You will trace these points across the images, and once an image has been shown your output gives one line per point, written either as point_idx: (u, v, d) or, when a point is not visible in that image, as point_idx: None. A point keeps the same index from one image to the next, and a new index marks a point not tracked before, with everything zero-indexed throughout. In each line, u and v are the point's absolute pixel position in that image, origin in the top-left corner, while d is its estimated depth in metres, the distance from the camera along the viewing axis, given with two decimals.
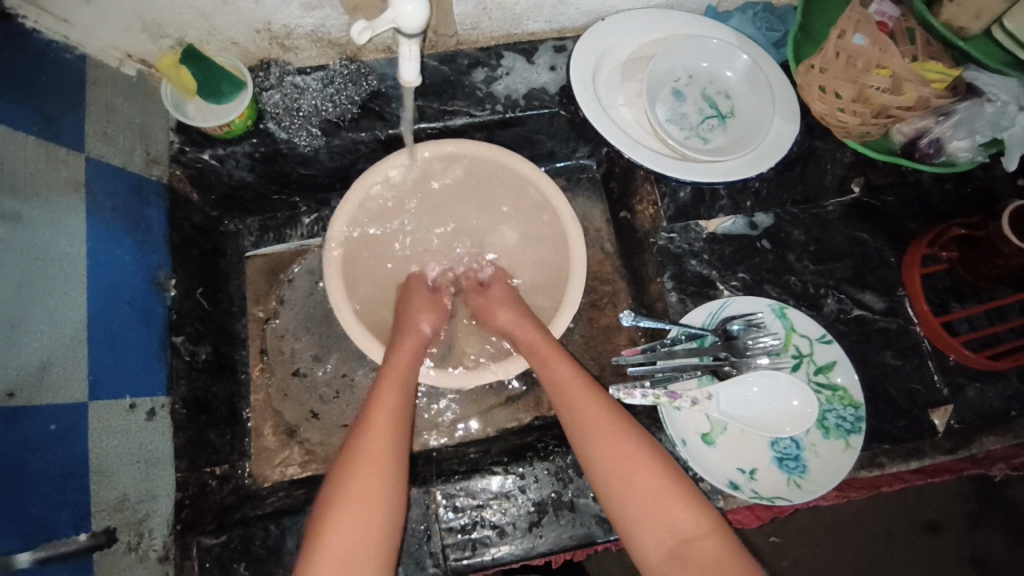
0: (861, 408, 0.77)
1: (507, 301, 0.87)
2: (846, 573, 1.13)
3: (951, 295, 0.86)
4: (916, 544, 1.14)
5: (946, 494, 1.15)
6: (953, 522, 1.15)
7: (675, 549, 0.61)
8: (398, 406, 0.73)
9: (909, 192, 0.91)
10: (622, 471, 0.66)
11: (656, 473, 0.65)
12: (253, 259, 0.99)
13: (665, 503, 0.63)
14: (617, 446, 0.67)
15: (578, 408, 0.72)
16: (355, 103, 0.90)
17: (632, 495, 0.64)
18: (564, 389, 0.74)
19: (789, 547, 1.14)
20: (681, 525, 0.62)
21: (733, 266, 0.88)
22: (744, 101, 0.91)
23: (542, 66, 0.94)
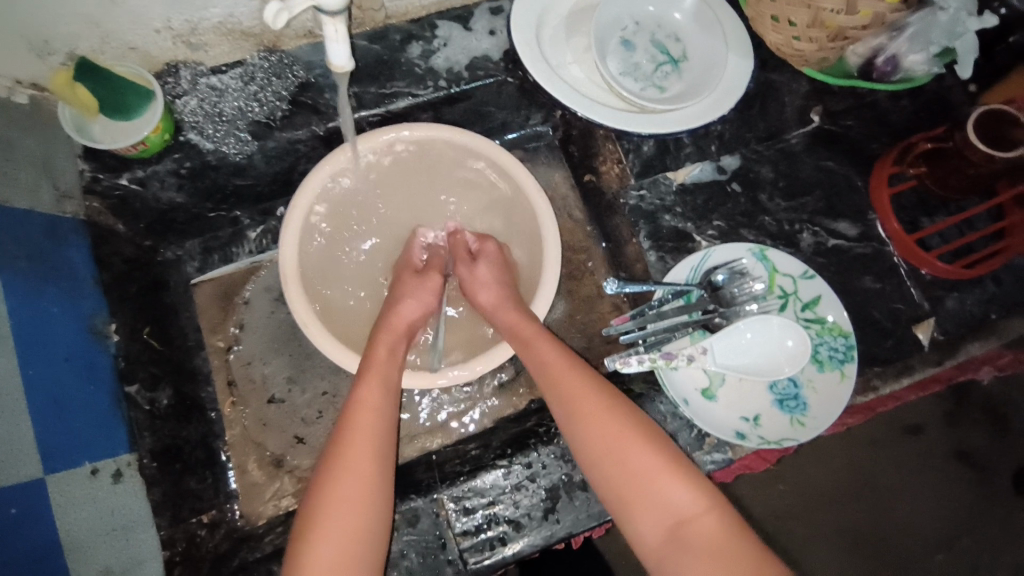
0: (851, 336, 0.76)
1: (486, 286, 0.81)
2: (842, 489, 1.17)
3: (920, 211, 0.87)
4: (906, 450, 1.19)
5: (927, 399, 1.20)
6: (936, 423, 1.20)
7: (673, 531, 0.60)
8: (376, 419, 0.68)
9: (868, 113, 0.90)
10: (615, 449, 0.64)
11: (650, 449, 0.64)
12: (200, 285, 0.90)
13: (661, 479, 0.62)
14: (610, 425, 0.66)
15: (568, 388, 0.69)
16: (284, 99, 0.82)
17: (627, 474, 0.63)
18: (553, 370, 0.71)
19: (790, 476, 1.17)
20: (679, 506, 0.61)
21: (707, 215, 0.86)
22: (695, 42, 0.88)
23: (480, 32, 0.88)
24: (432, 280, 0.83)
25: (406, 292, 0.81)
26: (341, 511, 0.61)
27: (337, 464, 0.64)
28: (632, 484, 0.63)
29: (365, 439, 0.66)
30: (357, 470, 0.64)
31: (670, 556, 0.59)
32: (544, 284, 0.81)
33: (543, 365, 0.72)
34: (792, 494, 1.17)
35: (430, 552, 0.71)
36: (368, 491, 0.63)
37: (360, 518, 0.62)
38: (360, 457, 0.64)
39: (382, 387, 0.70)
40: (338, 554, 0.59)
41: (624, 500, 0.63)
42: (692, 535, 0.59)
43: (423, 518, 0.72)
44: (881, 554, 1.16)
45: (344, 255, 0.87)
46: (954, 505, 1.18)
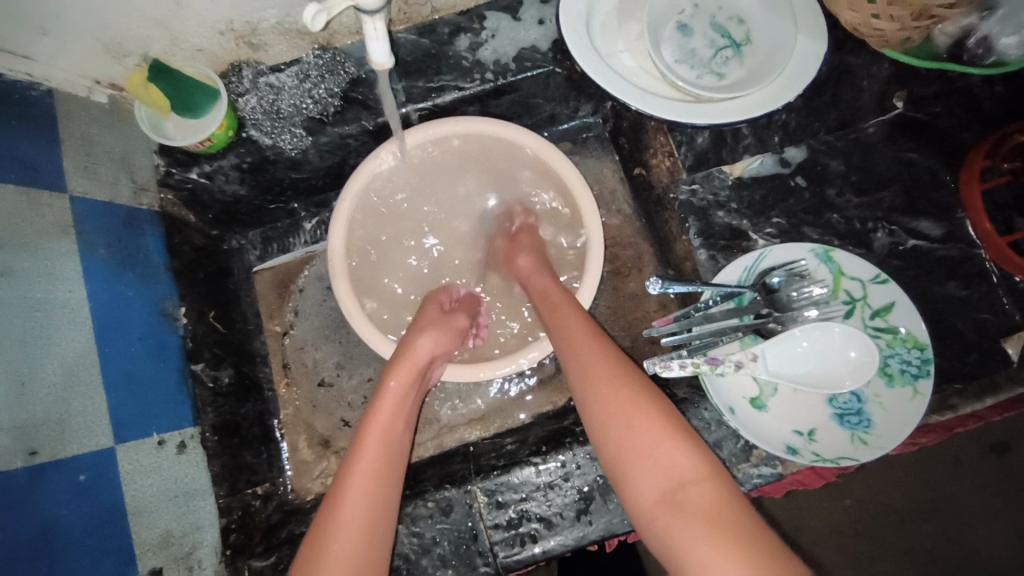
0: (928, 349, 0.69)
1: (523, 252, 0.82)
2: (912, 510, 1.07)
3: (1018, 210, 0.77)
4: (991, 474, 1.06)
5: (1021, 419, 1.07)
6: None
7: (670, 495, 0.54)
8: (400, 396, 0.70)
9: (961, 99, 0.80)
10: (619, 405, 0.60)
11: (654, 411, 0.59)
12: (261, 273, 0.96)
13: (666, 440, 0.56)
14: (616, 383, 0.62)
15: (579, 353, 0.67)
16: (336, 95, 0.84)
17: (629, 434, 0.58)
18: (569, 333, 0.69)
19: (855, 493, 1.08)
20: (678, 471, 0.55)
21: (766, 211, 0.81)
22: (760, 24, 0.82)
23: (529, 22, 0.86)
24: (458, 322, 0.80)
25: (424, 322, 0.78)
26: (360, 478, 0.62)
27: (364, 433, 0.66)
28: (632, 446, 0.58)
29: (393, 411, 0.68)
30: (384, 440, 0.65)
31: (666, 522, 0.53)
32: (585, 282, 0.79)
33: (560, 329, 0.70)
34: (857, 512, 1.08)
35: (462, 543, 0.72)
36: (388, 463, 0.64)
37: (379, 492, 0.62)
38: (385, 435, 0.66)
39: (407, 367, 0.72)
40: (352, 519, 0.59)
41: (623, 458, 0.58)
42: (688, 501, 0.53)
43: (456, 509, 0.73)
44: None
45: (393, 248, 0.89)
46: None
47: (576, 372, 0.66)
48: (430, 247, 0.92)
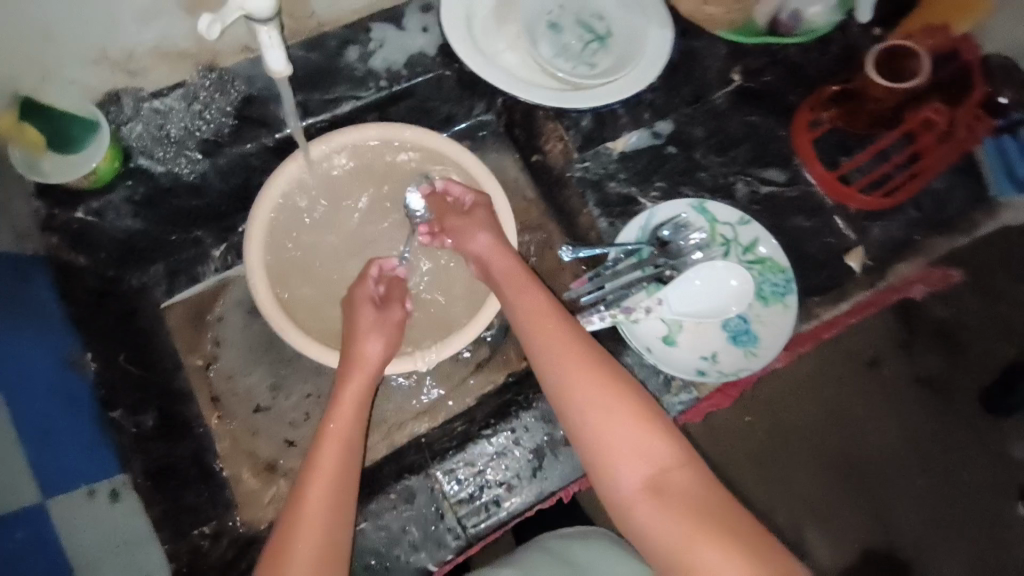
0: (789, 271, 0.83)
1: (478, 228, 0.79)
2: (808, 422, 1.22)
3: (839, 150, 0.94)
4: (872, 382, 1.23)
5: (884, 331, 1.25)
6: (895, 354, 1.25)
7: (653, 480, 0.61)
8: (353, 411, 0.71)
9: (784, 68, 0.97)
10: (598, 402, 0.64)
11: (632, 403, 0.64)
12: (172, 307, 0.89)
13: (642, 430, 0.63)
14: (594, 377, 0.66)
15: (551, 342, 0.69)
16: (230, 115, 0.84)
17: (609, 426, 0.63)
18: (533, 323, 0.72)
19: (767, 424, 1.22)
20: (659, 456, 0.62)
21: (649, 177, 0.92)
22: (617, 19, 0.94)
23: (413, 31, 0.92)
24: (393, 313, 0.77)
25: (371, 329, 0.75)
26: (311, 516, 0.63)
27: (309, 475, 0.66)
28: (615, 435, 0.63)
29: (339, 442, 0.68)
30: (328, 482, 0.65)
31: (649, 505, 0.60)
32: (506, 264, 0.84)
33: (528, 314, 0.72)
34: (778, 438, 1.22)
35: (430, 523, 0.76)
36: (337, 499, 0.65)
37: (330, 526, 0.63)
38: (340, 450, 0.68)
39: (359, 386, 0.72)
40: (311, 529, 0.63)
41: (603, 446, 0.63)
42: (671, 485, 0.60)
43: (420, 494, 0.78)
44: (869, 487, 1.22)
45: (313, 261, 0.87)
46: (926, 428, 1.23)
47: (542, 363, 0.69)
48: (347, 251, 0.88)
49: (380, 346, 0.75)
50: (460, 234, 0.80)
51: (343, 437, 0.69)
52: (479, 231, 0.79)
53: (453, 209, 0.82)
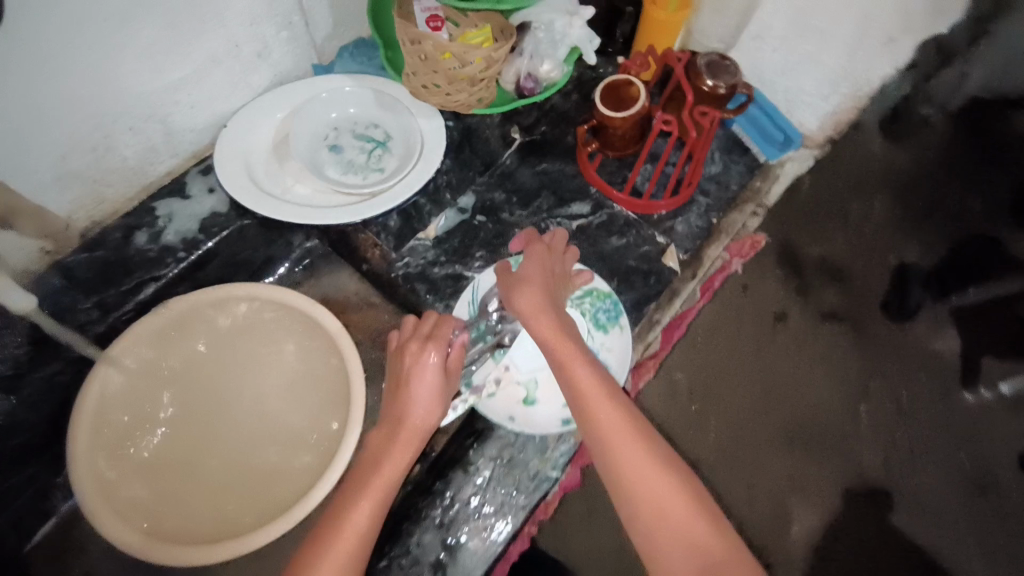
0: (614, 294, 0.88)
1: (521, 287, 0.75)
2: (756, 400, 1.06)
3: (625, 168, 1.02)
4: (783, 342, 1.10)
5: (773, 283, 1.13)
6: (792, 304, 1.12)
7: (694, 564, 0.55)
8: (374, 512, 0.65)
9: (552, 115, 1.07)
10: (633, 470, 0.60)
11: (667, 474, 0.60)
12: (31, 554, 0.81)
13: (686, 501, 0.58)
14: (635, 447, 0.61)
15: (598, 409, 0.64)
16: (22, 345, 0.77)
17: (646, 482, 0.59)
18: (585, 378, 0.66)
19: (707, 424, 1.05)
20: (699, 535, 0.57)
21: (468, 251, 0.96)
22: (389, 122, 0.99)
23: (199, 194, 0.92)
24: (450, 380, 0.75)
25: (435, 392, 0.73)
26: (331, 569, 0.60)
27: (339, 529, 0.64)
28: (658, 511, 0.58)
29: (358, 537, 0.64)
30: (357, 536, 0.64)
31: None
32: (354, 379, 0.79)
33: (574, 385, 0.66)
34: (725, 435, 1.05)
35: None
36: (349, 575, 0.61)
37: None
38: (358, 543, 0.63)
39: (390, 488, 0.68)
40: None
41: (645, 523, 0.58)
42: (714, 570, 0.54)
43: None
44: (834, 445, 1.04)
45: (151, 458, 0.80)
46: (846, 367, 1.09)
47: (587, 420, 0.64)
48: (191, 432, 0.83)
49: (432, 393, 0.73)
50: (510, 283, 0.76)
51: (381, 497, 0.67)
52: (517, 279, 0.76)
53: (513, 273, 0.78)
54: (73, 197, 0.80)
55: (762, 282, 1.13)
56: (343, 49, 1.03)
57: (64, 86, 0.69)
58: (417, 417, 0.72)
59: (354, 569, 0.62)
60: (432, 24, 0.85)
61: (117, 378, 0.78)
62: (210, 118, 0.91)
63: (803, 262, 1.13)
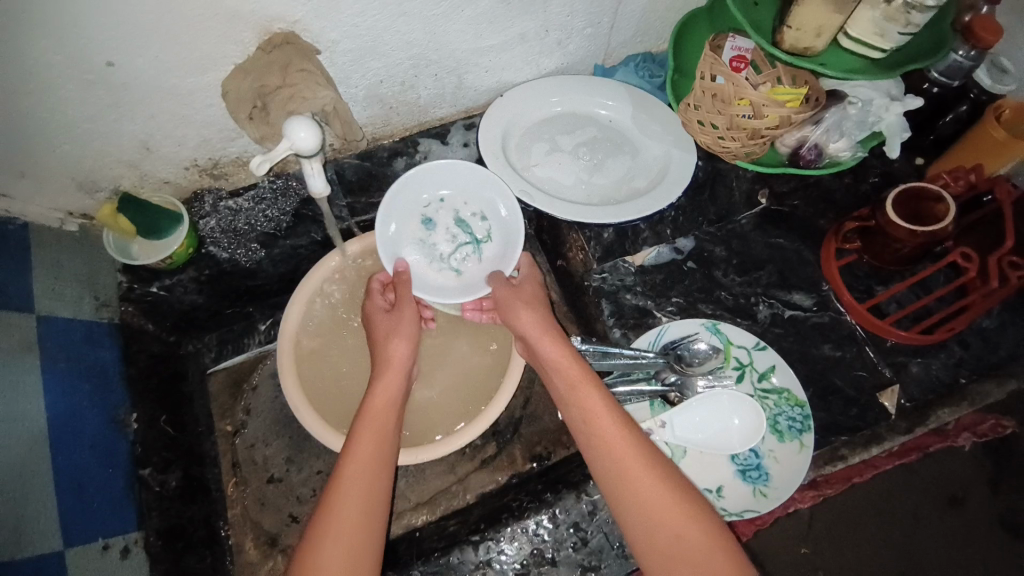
0: (807, 406, 0.80)
1: (529, 311, 0.81)
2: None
3: (874, 279, 0.90)
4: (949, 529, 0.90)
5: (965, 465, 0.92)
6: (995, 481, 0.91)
7: None
8: (387, 407, 0.75)
9: (813, 192, 0.97)
10: (656, 512, 0.64)
11: (686, 514, 0.64)
12: (216, 374, 1.03)
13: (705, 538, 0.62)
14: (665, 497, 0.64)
15: (620, 454, 0.67)
16: (287, 213, 0.95)
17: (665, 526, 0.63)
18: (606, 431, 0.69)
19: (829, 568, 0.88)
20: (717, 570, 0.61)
21: (667, 293, 0.93)
22: (643, 143, 0.99)
23: (455, 145, 1.02)
24: (406, 315, 0.81)
25: (400, 330, 0.81)
26: (354, 505, 0.66)
27: (345, 469, 0.68)
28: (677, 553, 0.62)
29: (375, 432, 0.72)
30: (377, 457, 0.70)
31: None
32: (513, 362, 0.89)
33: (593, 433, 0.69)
34: None
35: None
36: (379, 461, 0.70)
37: (370, 508, 0.67)
38: (379, 431, 0.72)
39: (391, 391, 0.76)
40: (346, 525, 0.64)
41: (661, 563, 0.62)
42: None
43: None
44: None
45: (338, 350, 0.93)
46: None
47: (621, 473, 0.66)
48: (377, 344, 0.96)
49: (407, 332, 0.81)
50: (511, 311, 0.82)
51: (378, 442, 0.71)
52: (524, 315, 0.81)
53: (512, 287, 0.84)
54: (370, 113, 0.92)
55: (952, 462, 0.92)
56: (629, 58, 1.04)
57: (412, 27, 0.79)
58: (400, 346, 0.80)
59: (379, 460, 0.70)
60: (735, 63, 0.83)
61: (318, 290, 0.92)
62: (494, 85, 0.99)
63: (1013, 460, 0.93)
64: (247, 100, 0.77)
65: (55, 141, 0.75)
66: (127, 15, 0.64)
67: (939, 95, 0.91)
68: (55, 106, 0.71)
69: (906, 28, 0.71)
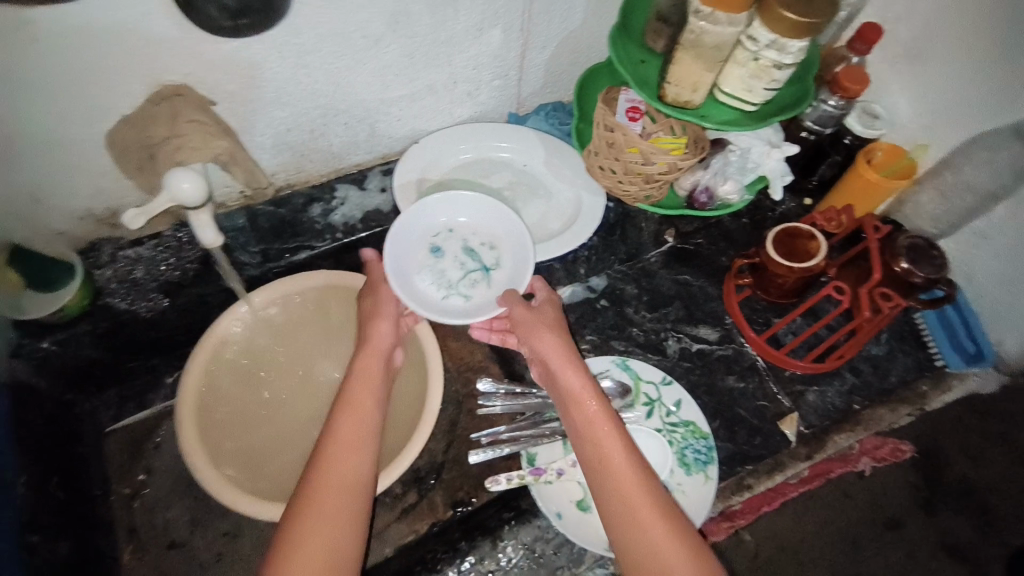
0: (711, 437, 0.82)
1: (542, 333, 0.79)
2: None
3: (772, 311, 0.96)
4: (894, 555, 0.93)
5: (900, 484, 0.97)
6: (913, 511, 0.96)
7: None
8: (354, 458, 0.70)
9: (715, 230, 1.03)
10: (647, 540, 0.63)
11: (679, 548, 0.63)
12: (114, 433, 0.97)
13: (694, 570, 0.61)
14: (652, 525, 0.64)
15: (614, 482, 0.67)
16: (193, 262, 0.91)
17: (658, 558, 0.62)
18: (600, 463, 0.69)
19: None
20: None
21: (581, 330, 0.96)
22: (553, 184, 1.04)
23: (373, 190, 1.03)
24: (382, 313, 0.83)
25: (373, 347, 0.80)
26: (319, 544, 0.64)
27: (306, 532, 0.64)
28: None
29: (340, 487, 0.68)
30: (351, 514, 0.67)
31: None
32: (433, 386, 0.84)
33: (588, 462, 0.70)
34: None
35: None
36: (341, 524, 0.66)
37: (336, 549, 0.64)
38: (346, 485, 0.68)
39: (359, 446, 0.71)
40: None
41: None
42: None
43: None
44: None
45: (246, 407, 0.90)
46: None
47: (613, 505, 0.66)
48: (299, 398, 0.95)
49: (376, 358, 0.79)
50: (531, 329, 0.80)
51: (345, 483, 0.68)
52: (547, 337, 0.79)
53: (534, 309, 0.83)
54: (280, 161, 0.92)
55: (885, 482, 0.97)
56: (540, 107, 1.09)
57: (315, 78, 0.81)
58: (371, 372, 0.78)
59: (348, 519, 0.66)
60: (631, 113, 0.87)
61: (228, 339, 0.89)
62: (408, 133, 1.01)
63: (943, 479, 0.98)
64: (133, 152, 0.75)
65: None
66: (5, 66, 0.62)
67: (814, 141, 0.99)
68: None
69: (769, 84, 0.78)
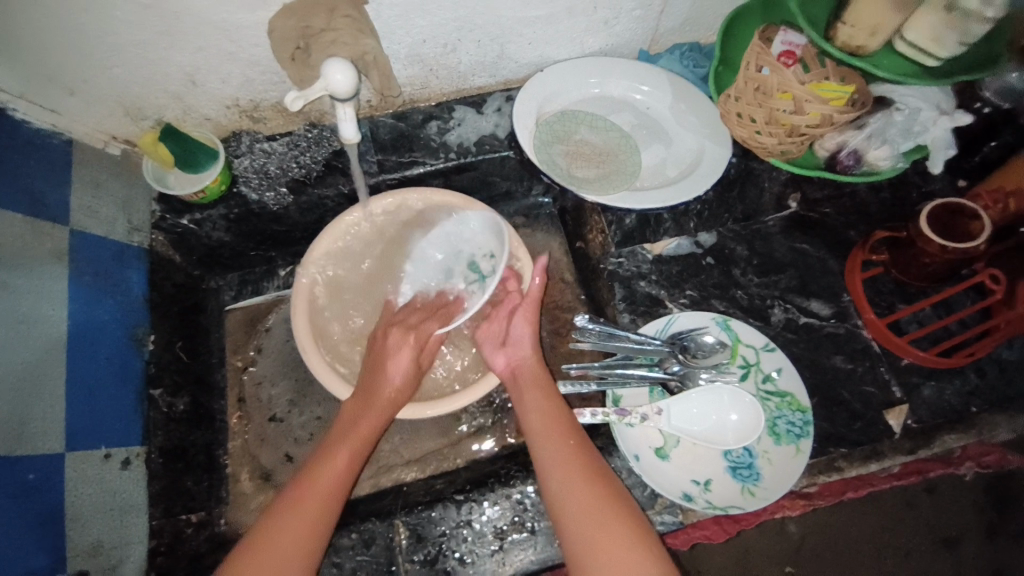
0: (809, 412, 0.79)
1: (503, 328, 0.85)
2: None
3: (897, 296, 0.89)
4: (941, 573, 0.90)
5: (963, 503, 0.93)
6: (974, 532, 0.92)
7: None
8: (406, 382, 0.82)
9: (846, 203, 0.95)
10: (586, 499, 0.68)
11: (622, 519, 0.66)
12: (232, 312, 1.06)
13: (630, 540, 0.64)
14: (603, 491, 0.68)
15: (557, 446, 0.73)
16: (319, 162, 0.98)
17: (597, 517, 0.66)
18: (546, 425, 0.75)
19: None
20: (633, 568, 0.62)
21: (680, 284, 0.93)
22: (678, 132, 0.98)
23: (490, 114, 1.01)
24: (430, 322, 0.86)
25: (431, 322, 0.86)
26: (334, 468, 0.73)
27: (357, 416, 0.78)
28: (604, 538, 0.64)
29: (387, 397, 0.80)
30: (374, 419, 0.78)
31: None
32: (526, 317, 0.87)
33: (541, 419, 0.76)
34: None
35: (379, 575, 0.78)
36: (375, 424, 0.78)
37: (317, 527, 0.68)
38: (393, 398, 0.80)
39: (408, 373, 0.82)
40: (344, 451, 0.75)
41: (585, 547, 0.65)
42: None
43: (378, 541, 0.80)
44: None
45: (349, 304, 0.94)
46: None
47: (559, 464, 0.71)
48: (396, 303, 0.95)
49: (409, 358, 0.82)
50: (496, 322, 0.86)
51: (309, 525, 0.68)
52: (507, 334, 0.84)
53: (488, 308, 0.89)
54: (409, 73, 0.93)
55: (949, 497, 0.93)
56: (675, 46, 1.02)
57: None
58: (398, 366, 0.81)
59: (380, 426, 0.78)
60: (783, 58, 0.81)
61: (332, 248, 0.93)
62: (535, 59, 0.98)
63: (1005, 508, 0.93)
64: (291, 39, 0.78)
65: (108, 65, 0.78)
66: None
67: (987, 116, 0.88)
68: (102, 27, 0.73)
69: (962, 36, 0.69)
